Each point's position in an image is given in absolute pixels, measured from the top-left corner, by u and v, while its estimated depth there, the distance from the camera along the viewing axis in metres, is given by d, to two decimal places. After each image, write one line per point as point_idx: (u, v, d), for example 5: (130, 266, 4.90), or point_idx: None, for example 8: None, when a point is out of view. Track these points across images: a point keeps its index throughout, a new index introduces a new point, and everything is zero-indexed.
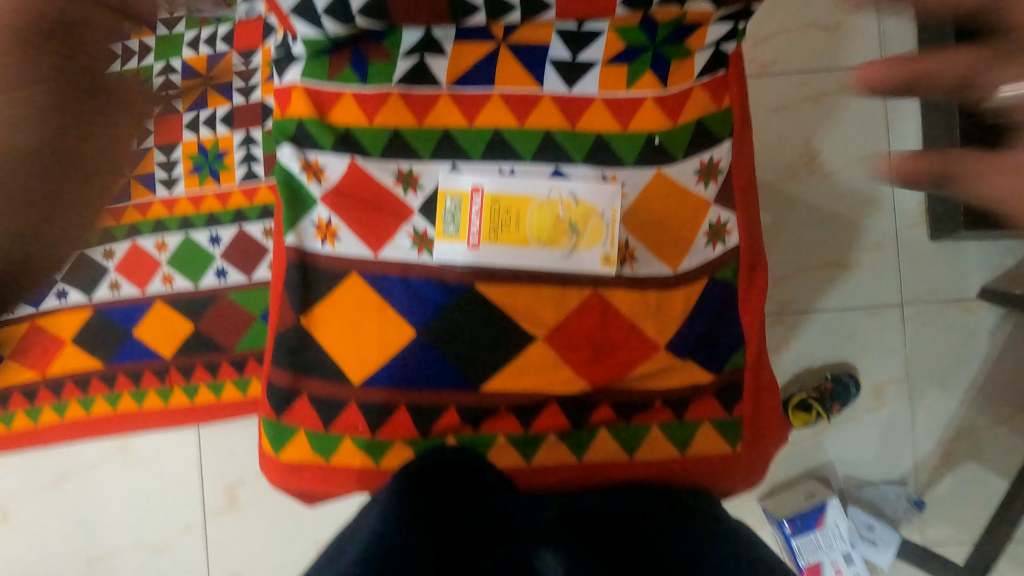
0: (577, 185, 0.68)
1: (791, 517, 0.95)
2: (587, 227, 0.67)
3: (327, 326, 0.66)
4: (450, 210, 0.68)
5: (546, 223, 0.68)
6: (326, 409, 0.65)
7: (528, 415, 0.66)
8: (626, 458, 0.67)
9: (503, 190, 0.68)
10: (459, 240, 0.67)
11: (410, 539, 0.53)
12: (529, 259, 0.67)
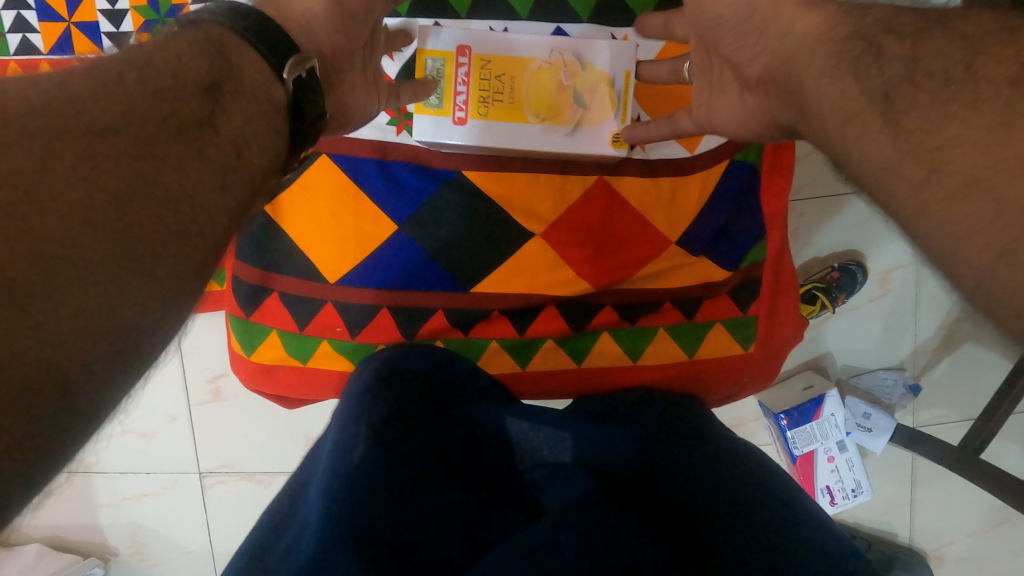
0: (585, 46, 0.57)
1: (788, 410, 0.93)
2: (598, 98, 0.57)
3: (296, 218, 0.58)
4: (431, 75, 0.56)
5: (546, 92, 0.56)
6: (301, 308, 0.60)
7: (524, 317, 0.61)
8: (630, 363, 0.61)
9: (495, 49, 0.56)
10: (443, 114, 0.56)
11: (383, 484, 0.44)
12: (523, 137, 0.57)
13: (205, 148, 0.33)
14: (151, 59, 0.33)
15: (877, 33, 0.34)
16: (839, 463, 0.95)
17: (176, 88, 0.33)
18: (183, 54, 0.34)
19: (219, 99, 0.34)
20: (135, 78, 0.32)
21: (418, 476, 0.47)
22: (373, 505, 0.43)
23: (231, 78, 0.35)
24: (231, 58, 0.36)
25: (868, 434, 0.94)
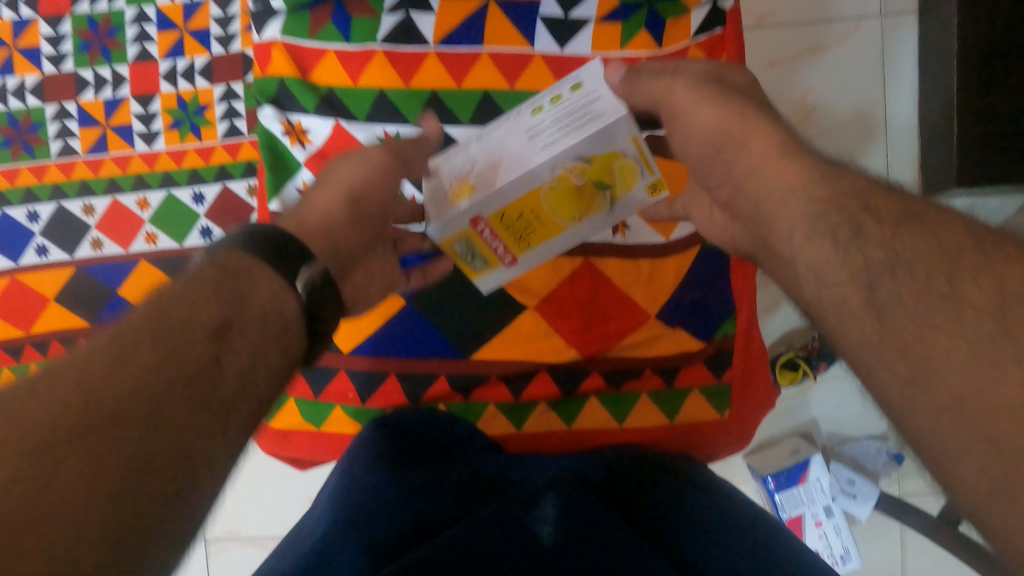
0: (578, 142, 0.51)
1: (774, 473, 0.97)
2: (618, 173, 0.54)
3: None
4: (463, 252, 0.58)
5: (566, 201, 0.54)
6: (315, 378, 0.66)
7: (519, 384, 0.67)
8: (616, 425, 0.68)
9: (500, 204, 0.53)
10: (492, 271, 0.60)
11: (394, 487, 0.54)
12: (562, 242, 0.58)
13: (213, 390, 0.37)
14: (169, 312, 0.38)
15: (859, 211, 0.40)
16: (827, 529, 0.98)
17: (189, 337, 0.37)
18: (199, 298, 0.39)
19: (228, 339, 0.39)
20: (150, 339, 0.36)
21: (430, 482, 0.55)
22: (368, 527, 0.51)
23: (241, 310, 0.40)
24: (243, 289, 0.41)
25: (853, 500, 0.98)
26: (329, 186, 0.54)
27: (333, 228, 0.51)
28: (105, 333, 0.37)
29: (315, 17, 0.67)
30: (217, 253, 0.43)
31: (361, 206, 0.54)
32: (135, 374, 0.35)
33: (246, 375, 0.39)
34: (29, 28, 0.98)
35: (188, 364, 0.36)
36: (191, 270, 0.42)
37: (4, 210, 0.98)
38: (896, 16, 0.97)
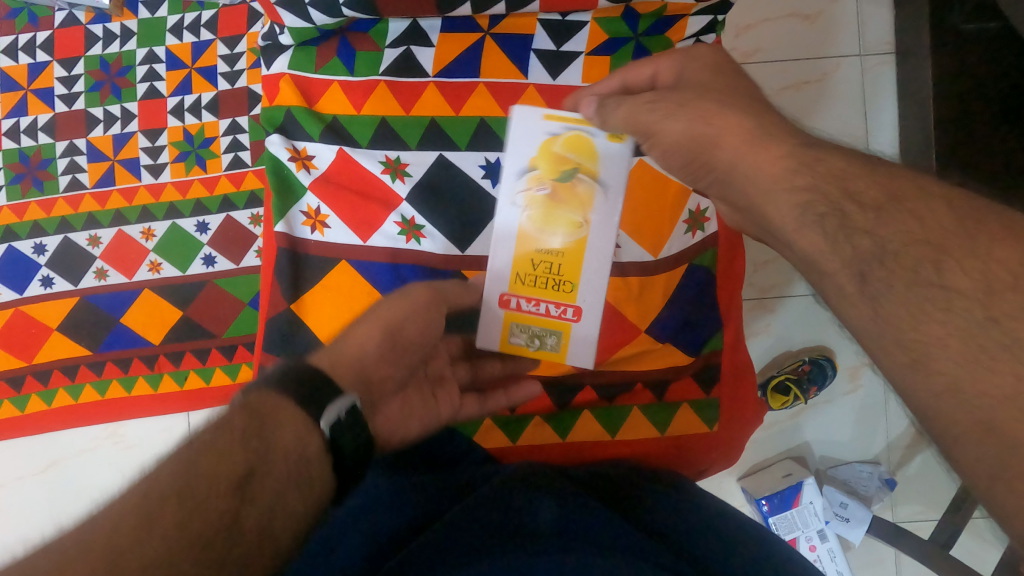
0: (516, 162, 0.65)
1: (768, 496, 0.99)
2: (573, 154, 0.64)
3: (317, 313, 0.70)
4: (537, 340, 0.67)
5: (558, 208, 0.65)
6: None
7: (514, 397, 0.71)
8: (608, 437, 0.70)
9: (511, 261, 0.65)
10: (568, 327, 0.66)
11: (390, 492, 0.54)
12: (603, 246, 0.65)
13: (229, 550, 0.39)
14: (196, 466, 0.40)
15: (840, 198, 0.43)
16: (822, 554, 0.98)
17: (211, 491, 0.40)
18: (224, 449, 0.42)
19: (252, 487, 0.41)
20: (175, 499, 0.39)
21: (425, 491, 0.55)
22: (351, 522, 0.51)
23: (264, 455, 0.42)
24: (270, 435, 0.43)
25: (846, 523, 0.98)
26: (365, 322, 0.56)
27: (368, 363, 0.54)
28: (137, 484, 0.40)
29: (321, 52, 0.71)
30: (248, 393, 0.46)
31: (397, 340, 0.57)
32: (162, 532, 0.37)
33: (265, 526, 0.41)
34: (44, 71, 1.03)
35: (209, 521, 0.39)
36: (226, 410, 0.45)
37: (11, 243, 1.01)
38: (876, 55, 1.03)
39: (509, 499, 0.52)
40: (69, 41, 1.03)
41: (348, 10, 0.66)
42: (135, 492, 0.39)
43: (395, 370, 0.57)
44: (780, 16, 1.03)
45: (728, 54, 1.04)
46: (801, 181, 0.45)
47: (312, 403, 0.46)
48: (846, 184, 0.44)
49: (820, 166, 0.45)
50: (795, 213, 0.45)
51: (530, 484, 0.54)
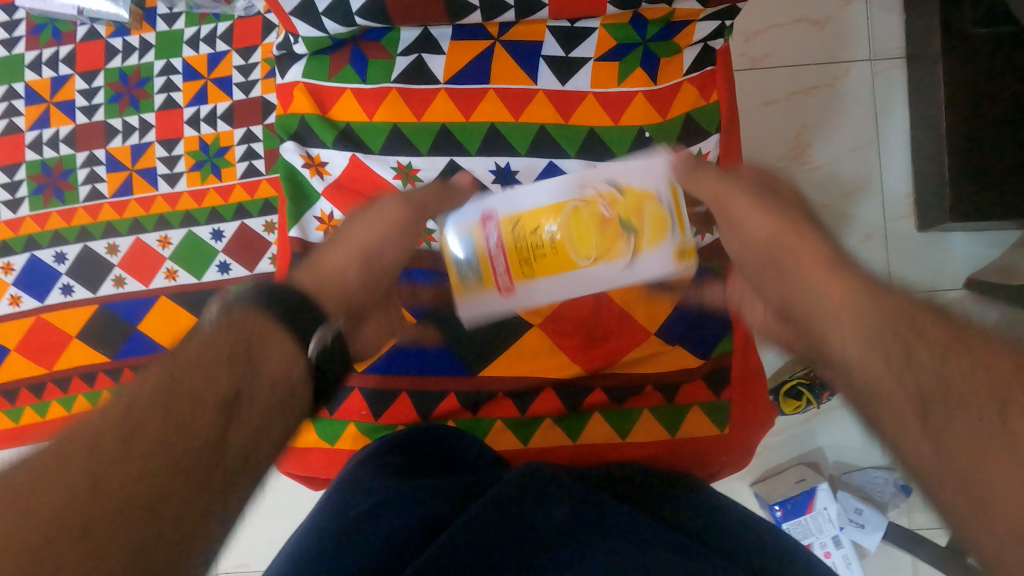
0: (616, 173, 0.62)
1: (781, 501, 0.98)
2: (646, 223, 0.60)
3: None
4: (466, 271, 0.63)
5: (589, 229, 0.60)
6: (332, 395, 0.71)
7: (524, 400, 0.71)
8: (620, 440, 0.70)
9: (515, 211, 0.61)
10: (487, 286, 0.63)
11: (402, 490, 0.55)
12: (569, 280, 0.61)
13: (216, 466, 0.40)
14: (180, 381, 0.41)
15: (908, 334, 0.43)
16: (837, 561, 0.97)
17: (197, 409, 0.41)
18: (210, 367, 0.43)
19: (237, 411, 0.42)
20: (164, 411, 0.40)
21: (440, 489, 0.56)
22: (382, 519, 0.51)
23: (249, 381, 0.43)
24: (256, 358, 0.45)
25: (861, 530, 0.97)
26: (342, 245, 0.59)
27: (347, 283, 0.57)
28: (118, 402, 0.40)
29: (333, 60, 0.72)
30: (232, 310, 0.47)
31: (374, 264, 0.60)
32: (148, 445, 0.38)
33: (248, 449, 0.42)
34: (65, 84, 1.06)
35: (195, 442, 0.40)
36: (207, 329, 0.46)
37: (33, 252, 1.03)
38: (886, 59, 1.03)
39: (532, 495, 0.53)
40: (89, 54, 1.05)
41: (360, 18, 0.67)
42: (117, 406, 0.40)
43: (371, 295, 0.60)
44: (789, 22, 1.03)
45: (736, 60, 1.04)
46: (871, 318, 0.45)
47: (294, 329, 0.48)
48: (914, 324, 0.44)
49: (892, 312, 0.45)
50: (859, 341, 0.45)
51: (542, 485, 0.54)
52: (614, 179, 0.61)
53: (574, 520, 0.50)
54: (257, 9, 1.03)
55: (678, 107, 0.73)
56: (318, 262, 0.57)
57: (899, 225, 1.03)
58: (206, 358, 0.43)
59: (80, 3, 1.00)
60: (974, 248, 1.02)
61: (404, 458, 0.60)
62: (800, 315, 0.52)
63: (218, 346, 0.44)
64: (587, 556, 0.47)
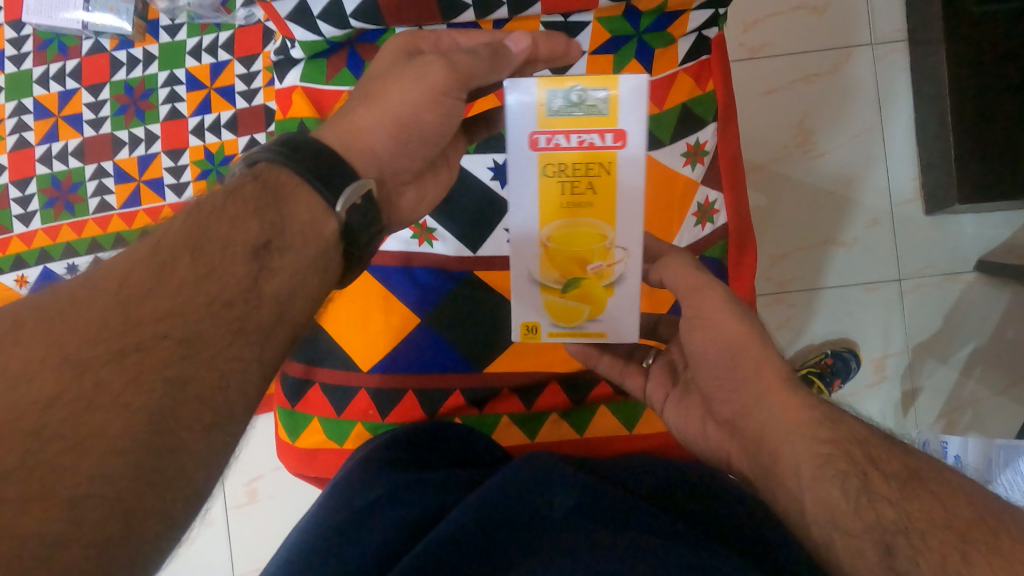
0: (628, 288, 0.59)
1: None
2: (573, 301, 0.60)
3: (337, 319, 0.72)
4: (562, 103, 0.54)
5: (571, 236, 0.57)
6: (338, 396, 0.72)
7: (530, 394, 0.73)
8: (626, 431, 0.72)
9: (623, 175, 0.55)
10: (536, 123, 0.54)
11: (400, 482, 0.57)
12: (523, 207, 0.57)
13: (249, 313, 0.45)
14: (209, 228, 0.46)
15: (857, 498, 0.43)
16: None
17: (228, 256, 0.45)
18: (236, 217, 0.47)
19: (264, 256, 0.47)
20: (189, 256, 0.45)
21: (442, 481, 0.58)
22: (389, 508, 0.55)
23: (279, 227, 0.48)
24: (285, 208, 0.48)
25: None
26: (374, 107, 0.56)
27: (379, 155, 0.55)
28: (146, 244, 0.45)
29: (332, 63, 0.73)
30: (258, 164, 0.49)
31: (411, 132, 0.57)
32: (178, 288, 0.43)
33: (283, 296, 0.47)
34: (73, 97, 1.07)
35: (228, 282, 0.45)
36: (234, 179, 0.49)
37: (45, 264, 1.05)
38: (888, 43, 1.02)
39: (526, 484, 0.53)
40: (95, 68, 1.07)
41: (355, 21, 0.67)
42: (145, 247, 0.45)
43: (408, 165, 0.59)
44: (789, 9, 1.03)
45: (735, 50, 1.04)
46: (826, 443, 0.46)
47: (322, 183, 0.49)
48: (873, 461, 0.44)
49: (844, 435, 0.46)
50: (815, 469, 0.45)
51: (541, 469, 0.55)
52: (623, 282, 0.59)
53: (577, 504, 0.51)
54: (256, 17, 1.04)
55: (673, 98, 0.72)
56: (348, 127, 0.55)
57: (906, 209, 1.02)
58: (232, 212, 0.47)
59: (83, 17, 1.02)
60: (983, 229, 1.01)
61: (407, 450, 0.62)
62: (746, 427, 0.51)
63: (241, 202, 0.47)
64: (576, 537, 0.48)
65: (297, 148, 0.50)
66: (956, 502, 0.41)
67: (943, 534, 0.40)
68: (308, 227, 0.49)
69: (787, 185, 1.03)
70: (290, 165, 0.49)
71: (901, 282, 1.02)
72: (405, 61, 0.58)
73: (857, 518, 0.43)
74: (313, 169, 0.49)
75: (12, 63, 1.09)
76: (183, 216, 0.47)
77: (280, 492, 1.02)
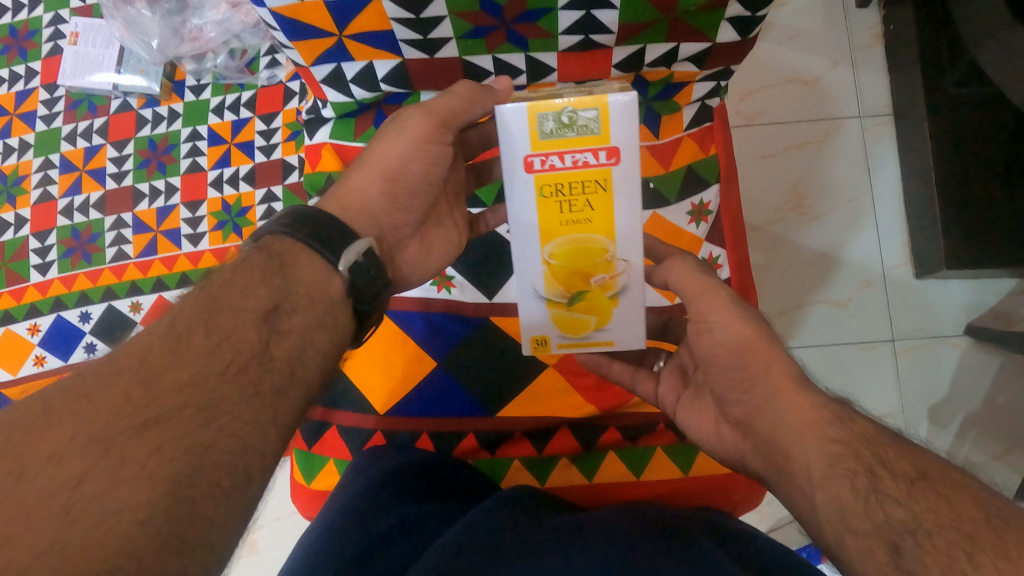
0: (629, 294, 0.63)
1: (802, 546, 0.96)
2: (580, 312, 0.64)
3: (358, 359, 0.75)
4: (554, 126, 0.56)
5: (573, 253, 0.61)
6: (353, 437, 0.74)
7: (541, 440, 0.76)
8: (634, 478, 0.74)
9: (619, 188, 0.58)
10: (530, 147, 0.56)
11: (408, 514, 0.62)
12: (526, 232, 0.60)
13: (262, 376, 0.49)
14: (221, 300, 0.50)
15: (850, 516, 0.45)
16: None
17: (241, 322, 0.50)
18: (247, 287, 0.52)
19: (275, 318, 0.52)
20: (204, 326, 0.49)
21: (443, 513, 0.63)
22: (406, 540, 0.59)
23: (287, 293, 0.52)
24: (290, 273, 0.53)
25: None
26: (365, 168, 0.61)
27: (375, 214, 0.61)
28: (163, 319, 0.50)
29: (358, 122, 0.77)
30: (262, 239, 0.55)
31: (400, 183, 0.61)
32: (195, 358, 0.47)
33: (293, 357, 0.52)
34: (98, 153, 1.12)
35: (243, 347, 0.49)
36: (242, 254, 0.54)
37: (59, 313, 1.07)
38: (874, 116, 1.09)
39: (532, 530, 0.59)
40: (121, 125, 1.12)
41: (385, 85, 0.72)
42: (163, 322, 0.49)
43: (406, 219, 0.63)
44: (780, 82, 1.10)
45: (733, 117, 1.11)
46: (835, 434, 0.48)
47: (325, 248, 0.55)
48: (878, 450, 0.47)
49: (853, 425, 0.49)
50: (824, 462, 0.47)
51: (532, 520, 0.61)
52: (626, 291, 0.63)
53: (563, 541, 0.57)
54: (278, 78, 1.11)
55: (679, 160, 0.77)
56: (340, 196, 0.61)
57: (898, 272, 1.06)
58: (240, 280, 0.52)
59: (114, 79, 1.09)
60: (971, 295, 1.05)
61: (411, 480, 0.67)
62: (761, 430, 0.53)
63: (247, 272, 0.52)
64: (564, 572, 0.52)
65: (302, 222, 0.55)
66: (962, 500, 0.43)
67: (951, 537, 0.41)
68: (313, 287, 0.54)
69: (781, 245, 1.07)
70: (291, 238, 0.55)
71: (894, 342, 1.05)
72: (392, 120, 0.63)
73: (866, 518, 0.44)
74: (315, 238, 0.55)
75: (42, 121, 1.14)
76: (196, 289, 0.52)
77: (278, 546, 1.01)
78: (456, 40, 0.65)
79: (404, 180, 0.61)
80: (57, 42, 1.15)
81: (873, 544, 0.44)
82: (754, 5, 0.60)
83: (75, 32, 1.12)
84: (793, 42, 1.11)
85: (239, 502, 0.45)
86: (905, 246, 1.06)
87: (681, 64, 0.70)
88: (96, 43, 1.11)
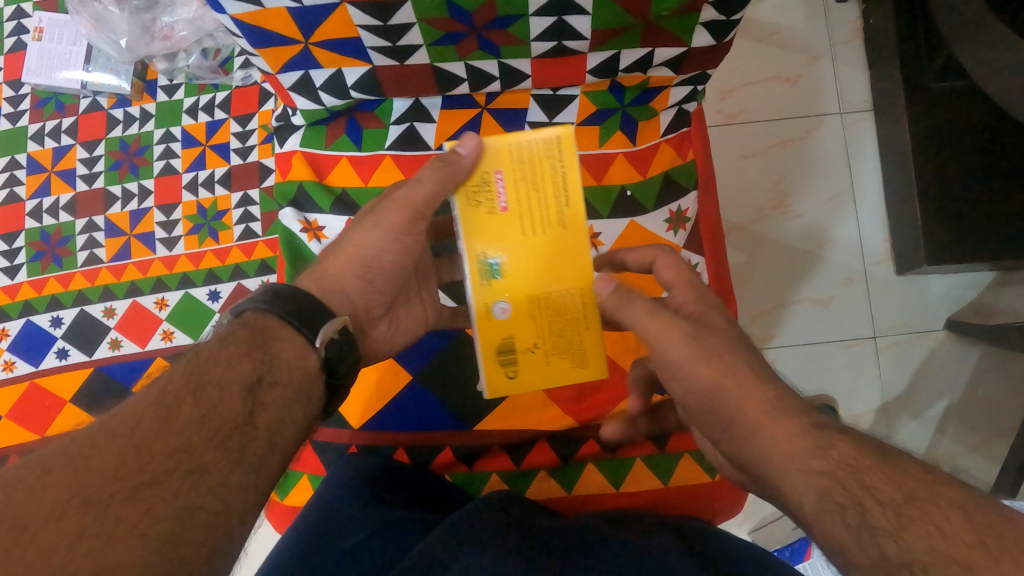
0: None
1: (780, 547, 0.97)
2: None
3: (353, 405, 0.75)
4: None
5: None
6: (328, 452, 0.74)
7: (520, 451, 0.75)
8: (614, 489, 0.74)
9: None
10: None
11: (370, 526, 0.60)
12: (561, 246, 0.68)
13: (246, 444, 0.48)
14: (207, 373, 0.49)
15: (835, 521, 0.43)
16: None
17: (226, 393, 0.49)
18: (231, 358, 0.50)
19: (259, 392, 0.50)
20: (192, 396, 0.47)
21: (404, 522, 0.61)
22: (368, 553, 0.57)
23: (270, 366, 0.51)
24: (272, 347, 0.52)
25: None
26: (342, 255, 0.60)
27: (349, 296, 0.60)
28: (150, 391, 0.47)
29: (330, 130, 0.76)
30: (244, 314, 0.54)
31: (376, 274, 0.61)
32: (184, 426, 0.46)
33: (274, 430, 0.50)
34: (67, 153, 1.09)
35: (227, 418, 0.48)
36: (224, 330, 0.52)
37: (29, 317, 1.04)
38: (855, 113, 1.09)
39: (490, 534, 0.57)
40: (91, 125, 1.09)
41: (355, 92, 0.70)
42: (150, 394, 0.47)
43: (379, 299, 0.62)
44: (763, 78, 1.10)
45: (714, 116, 1.10)
46: (817, 466, 0.45)
47: (303, 322, 0.54)
48: (862, 476, 0.44)
49: (834, 450, 0.46)
50: (812, 496, 0.45)
51: (501, 523, 0.60)
52: None
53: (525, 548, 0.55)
54: (253, 78, 1.07)
55: (657, 167, 0.76)
56: (319, 274, 0.59)
57: (878, 269, 1.06)
58: (222, 353, 0.50)
59: (83, 77, 1.06)
60: (949, 289, 1.05)
61: (378, 493, 0.65)
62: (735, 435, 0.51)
63: (229, 346, 0.51)
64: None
65: (277, 298, 0.54)
66: (951, 521, 0.40)
67: (943, 563, 0.38)
68: (294, 371, 0.52)
69: (763, 244, 1.07)
70: (265, 319, 0.53)
71: (876, 339, 1.05)
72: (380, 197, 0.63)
73: (855, 546, 0.42)
74: (295, 315, 0.53)
75: (8, 119, 1.11)
76: (180, 364, 0.50)
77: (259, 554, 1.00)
78: (426, 48, 0.64)
79: (376, 264, 0.61)
80: (21, 36, 1.12)
81: (863, 555, 0.41)
82: (727, 8, 0.59)
83: (39, 27, 1.08)
84: (774, 39, 1.10)
85: (188, 511, 0.43)
86: (884, 243, 1.06)
87: (657, 68, 0.70)
88: (62, 39, 1.08)
